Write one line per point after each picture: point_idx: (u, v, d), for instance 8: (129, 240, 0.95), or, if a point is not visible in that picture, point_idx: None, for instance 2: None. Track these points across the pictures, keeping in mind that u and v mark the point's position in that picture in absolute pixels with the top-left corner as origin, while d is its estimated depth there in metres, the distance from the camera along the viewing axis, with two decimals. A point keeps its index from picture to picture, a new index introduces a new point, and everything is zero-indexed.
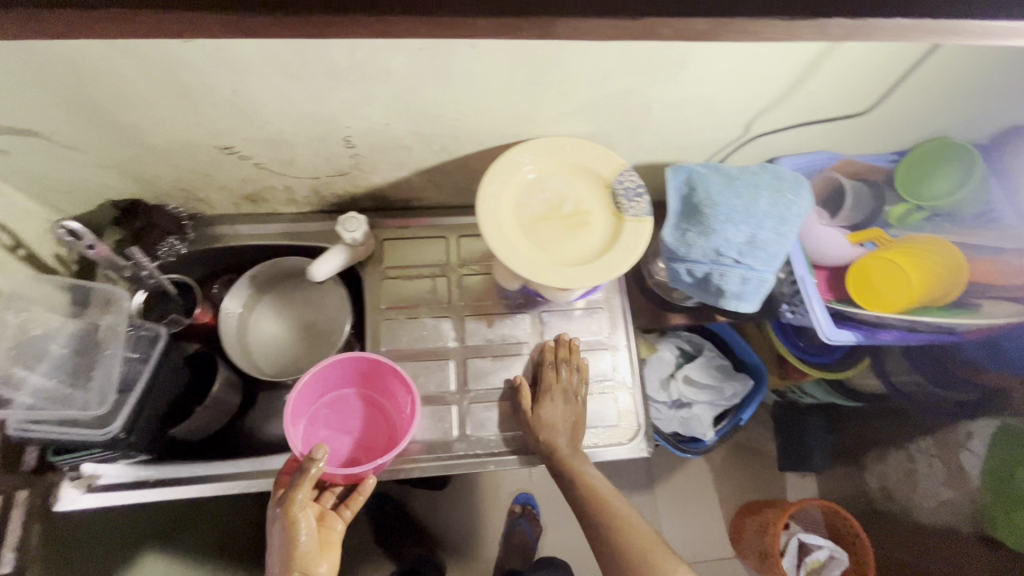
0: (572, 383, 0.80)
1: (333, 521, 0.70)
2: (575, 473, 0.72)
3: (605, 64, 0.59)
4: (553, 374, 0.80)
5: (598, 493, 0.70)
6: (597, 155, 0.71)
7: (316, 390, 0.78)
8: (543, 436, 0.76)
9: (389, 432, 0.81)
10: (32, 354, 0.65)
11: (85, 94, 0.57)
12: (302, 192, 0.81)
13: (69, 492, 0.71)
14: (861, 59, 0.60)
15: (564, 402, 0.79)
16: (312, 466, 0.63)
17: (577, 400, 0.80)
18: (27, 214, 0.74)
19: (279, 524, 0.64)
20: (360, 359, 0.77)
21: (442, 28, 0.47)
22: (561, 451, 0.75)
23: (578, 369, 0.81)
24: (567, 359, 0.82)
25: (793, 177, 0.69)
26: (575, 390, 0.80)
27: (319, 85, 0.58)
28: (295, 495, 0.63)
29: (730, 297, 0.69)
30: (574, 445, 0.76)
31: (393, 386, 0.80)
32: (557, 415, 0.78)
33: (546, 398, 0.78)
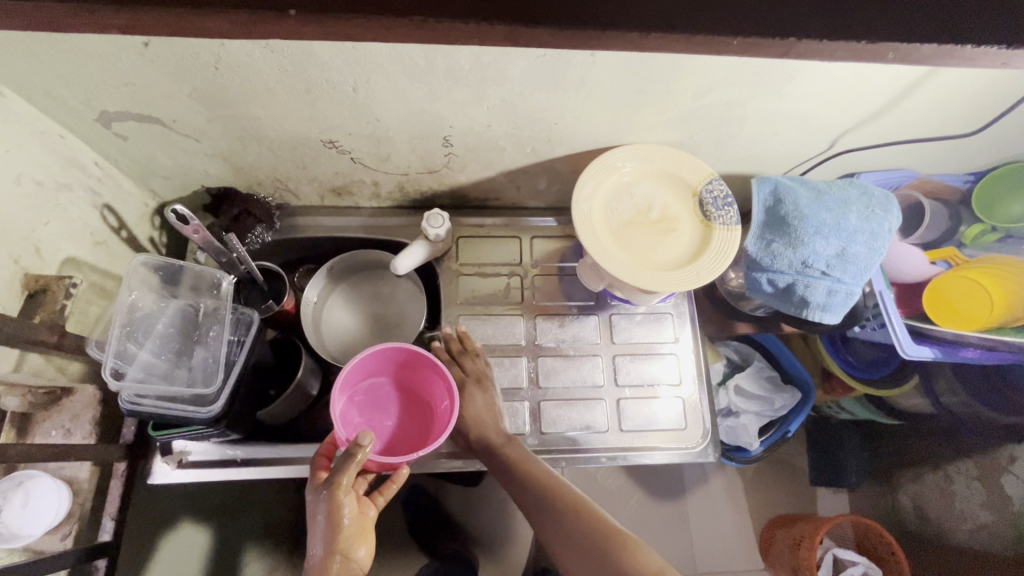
0: (480, 369, 0.81)
1: (366, 506, 0.69)
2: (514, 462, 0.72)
3: (714, 76, 0.61)
4: (458, 368, 0.81)
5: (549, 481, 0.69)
6: (686, 164, 0.73)
7: (356, 377, 0.79)
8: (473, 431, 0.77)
9: (425, 423, 0.82)
10: (141, 331, 0.68)
11: (215, 85, 0.59)
12: (387, 187, 0.84)
13: (161, 467, 0.74)
14: (963, 81, 0.61)
15: (482, 390, 0.79)
16: (360, 451, 0.63)
17: (493, 386, 0.80)
18: (130, 196, 0.76)
19: (324, 508, 0.63)
20: (401, 350, 0.77)
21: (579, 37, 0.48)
22: (493, 442, 0.75)
23: (480, 355, 0.82)
24: (460, 350, 0.82)
25: (881, 194, 0.71)
26: (482, 375, 0.80)
27: (436, 86, 0.61)
28: (342, 479, 0.63)
29: (814, 308, 0.70)
30: (505, 434, 0.76)
31: (431, 377, 0.80)
32: (477, 405, 0.78)
33: (464, 392, 0.79)
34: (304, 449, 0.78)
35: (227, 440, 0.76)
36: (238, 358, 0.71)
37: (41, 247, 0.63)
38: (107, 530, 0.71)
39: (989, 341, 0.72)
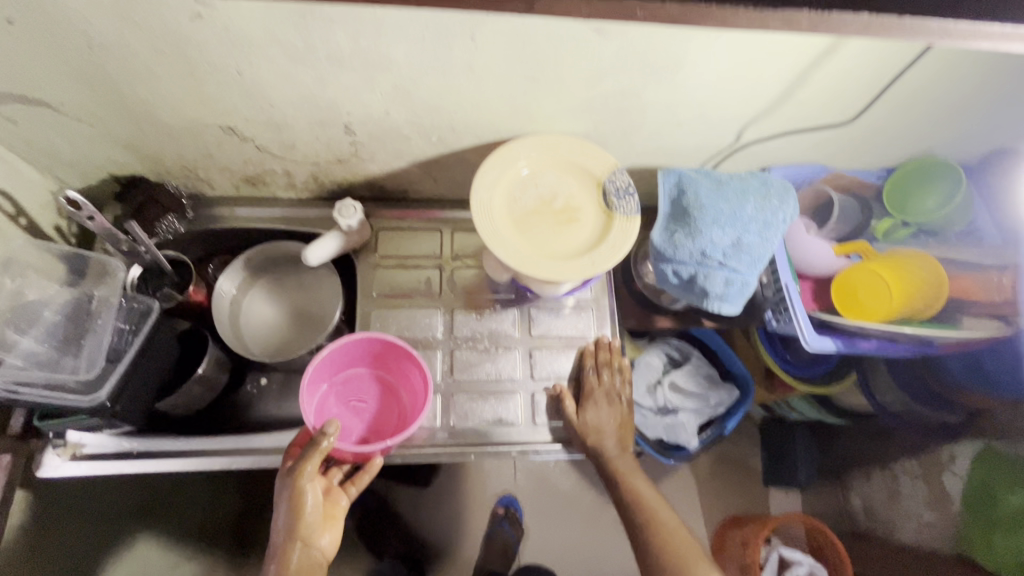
0: (614, 385, 0.83)
1: (337, 497, 0.71)
2: (620, 473, 0.79)
3: (599, 65, 0.61)
4: (595, 378, 0.83)
5: (641, 496, 0.77)
6: (590, 154, 0.72)
7: (332, 367, 0.79)
8: (591, 440, 0.80)
9: (400, 415, 0.82)
10: (26, 318, 0.67)
11: (94, 65, 0.58)
12: (301, 177, 0.83)
13: (52, 459, 0.71)
14: (847, 70, 0.62)
15: (609, 405, 0.82)
16: (324, 440, 0.65)
17: (621, 403, 0.83)
18: (30, 183, 0.75)
19: (286, 495, 0.65)
20: (377, 341, 0.78)
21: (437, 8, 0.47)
22: (609, 453, 0.80)
23: (619, 371, 0.84)
24: (608, 363, 0.84)
25: (779, 185, 0.71)
26: (616, 391, 0.83)
27: (322, 69, 0.60)
28: (304, 468, 0.65)
29: (713, 298, 0.70)
30: (620, 446, 0.81)
31: (408, 369, 0.80)
32: (602, 418, 0.82)
33: (590, 403, 0.83)
34: (205, 441, 0.77)
35: (125, 432, 0.74)
36: (128, 346, 0.69)
37: None
38: None
39: (887, 333, 0.74)
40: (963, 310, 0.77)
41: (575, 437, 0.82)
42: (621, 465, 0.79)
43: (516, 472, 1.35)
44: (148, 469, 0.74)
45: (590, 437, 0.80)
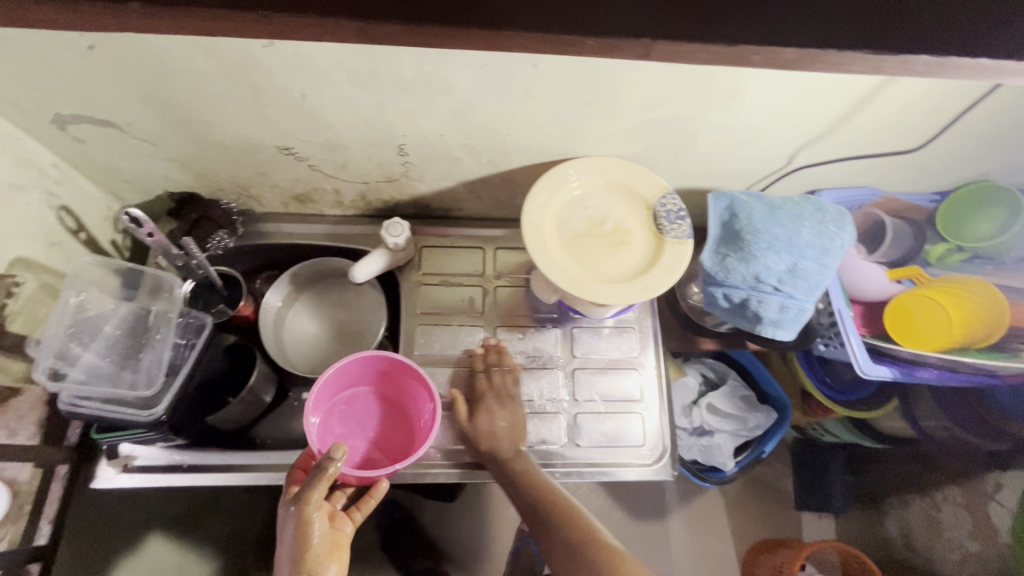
0: (505, 386, 0.81)
1: (342, 523, 0.71)
2: (522, 475, 0.75)
3: (657, 90, 0.61)
4: (485, 380, 0.81)
5: (550, 493, 0.73)
6: (641, 177, 0.72)
7: (334, 388, 0.78)
8: (486, 446, 0.77)
9: (405, 433, 0.81)
10: (87, 332, 0.69)
11: (163, 90, 0.60)
12: (349, 196, 0.84)
13: (105, 471, 0.73)
14: (912, 98, 0.61)
15: (502, 406, 0.79)
16: (331, 466, 0.61)
17: (514, 403, 0.80)
18: (91, 200, 0.77)
19: (293, 523, 0.63)
20: (382, 359, 0.77)
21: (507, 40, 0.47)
22: (506, 456, 0.76)
23: (511, 372, 0.82)
24: (498, 364, 0.82)
25: (834, 210, 0.70)
26: (509, 392, 0.81)
27: (382, 94, 0.61)
28: (311, 495, 0.62)
29: (767, 324, 0.69)
30: (517, 447, 0.77)
31: (412, 386, 0.80)
32: (498, 422, 0.78)
33: (483, 407, 0.79)
34: (253, 457, 0.77)
35: (175, 445, 0.75)
36: (184, 362, 0.70)
37: None
38: (45, 534, 0.70)
39: (949, 362, 0.73)
40: None
41: (472, 443, 0.78)
42: (519, 465, 0.76)
43: None
44: (197, 482, 0.74)
45: (485, 441, 0.77)
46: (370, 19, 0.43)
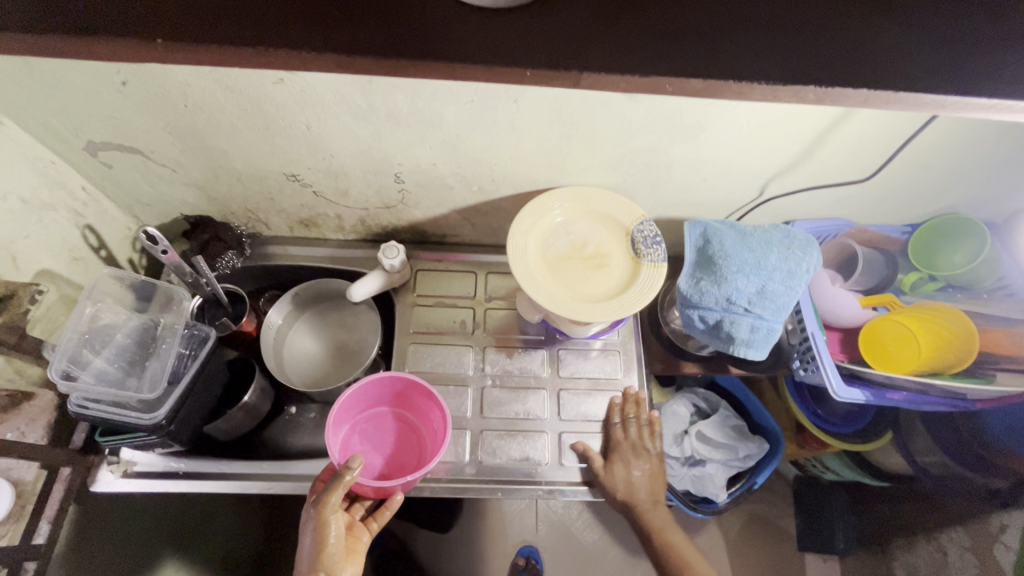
0: (641, 437, 0.85)
1: (359, 532, 0.74)
2: (655, 527, 0.83)
3: (630, 124, 0.67)
4: (621, 431, 0.85)
5: (677, 546, 0.82)
6: (619, 205, 0.77)
7: (356, 407, 0.81)
8: (624, 495, 0.83)
9: (420, 451, 0.83)
10: (99, 340, 0.74)
11: (185, 120, 0.67)
12: (350, 221, 0.90)
13: (105, 475, 0.75)
14: (865, 133, 0.66)
15: (639, 458, 0.85)
16: (348, 475, 0.66)
17: (649, 453, 0.85)
18: (113, 220, 0.84)
19: (311, 525, 0.67)
20: (398, 379, 0.81)
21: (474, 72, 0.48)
22: (642, 506, 0.84)
23: (645, 424, 0.86)
24: (634, 414, 0.86)
25: (803, 237, 0.74)
26: (645, 444, 0.85)
27: (380, 126, 0.68)
28: (328, 499, 0.66)
29: (739, 344, 0.72)
30: (653, 498, 0.84)
31: (427, 406, 0.83)
32: (635, 472, 0.84)
33: (619, 458, 0.84)
34: (247, 466, 0.80)
35: (173, 453, 0.79)
36: (186, 370, 0.75)
37: (17, 258, 0.69)
38: (42, 532, 0.71)
39: (918, 386, 0.74)
40: (997, 364, 0.76)
41: (607, 492, 0.82)
42: (656, 515, 0.84)
43: (537, 521, 1.31)
44: (192, 489, 0.77)
45: (624, 492, 0.82)
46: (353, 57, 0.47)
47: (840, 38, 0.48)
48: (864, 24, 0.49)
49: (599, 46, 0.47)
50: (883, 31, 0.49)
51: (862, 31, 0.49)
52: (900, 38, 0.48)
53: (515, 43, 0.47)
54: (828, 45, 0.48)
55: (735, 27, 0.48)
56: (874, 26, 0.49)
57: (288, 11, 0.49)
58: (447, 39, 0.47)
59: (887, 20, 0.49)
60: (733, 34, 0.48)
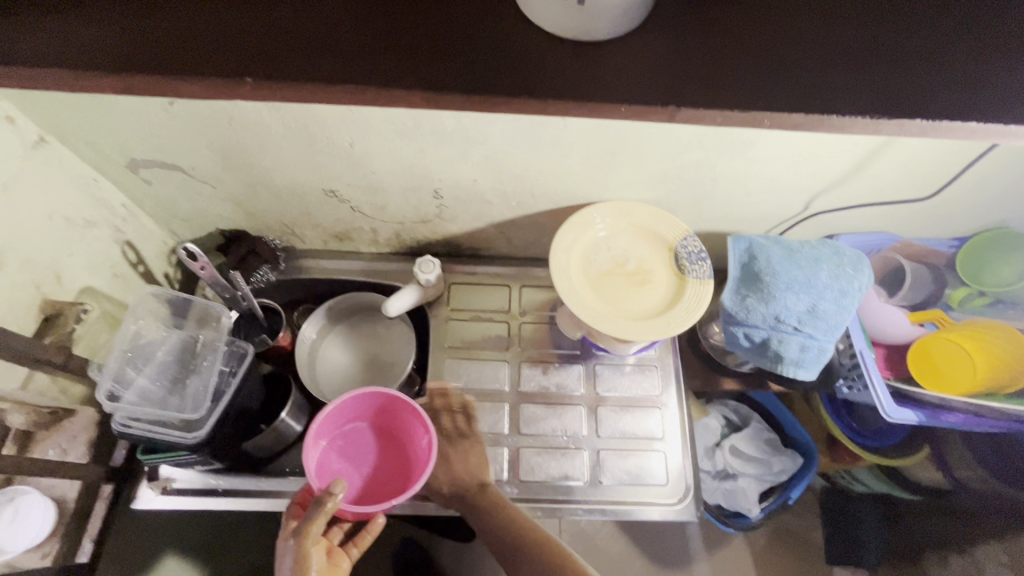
0: (456, 426, 0.84)
1: (339, 559, 0.70)
2: (488, 508, 0.75)
3: (678, 141, 0.66)
4: (434, 426, 0.84)
5: (519, 521, 0.73)
6: (663, 220, 0.76)
7: (334, 425, 0.79)
8: (451, 487, 0.78)
9: (402, 469, 0.81)
10: (143, 357, 0.75)
11: (228, 138, 0.67)
12: (385, 235, 0.90)
13: (146, 492, 0.76)
14: (922, 150, 0.65)
15: (455, 448, 0.82)
16: (329, 500, 0.65)
17: (464, 441, 0.83)
18: (150, 235, 0.84)
19: (291, 557, 0.64)
20: (380, 395, 0.78)
21: (542, 100, 0.48)
22: (469, 495, 0.77)
23: (463, 415, 0.85)
24: (443, 407, 0.85)
25: (852, 254, 0.72)
26: (460, 432, 0.83)
27: (424, 143, 0.67)
28: (309, 529, 0.64)
29: (788, 363, 0.71)
30: (484, 484, 0.78)
31: (409, 422, 0.80)
32: (459, 461, 0.80)
33: (436, 454, 0.81)
34: (285, 483, 0.80)
35: (212, 470, 0.78)
36: (227, 387, 0.74)
37: (61, 277, 0.70)
38: (86, 551, 0.72)
39: (973, 407, 0.72)
40: None
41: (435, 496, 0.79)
42: (484, 498, 0.76)
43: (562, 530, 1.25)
44: (232, 506, 0.77)
45: (449, 487, 0.78)
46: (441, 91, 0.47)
47: (894, 71, 0.49)
48: (924, 55, 0.50)
49: (658, 85, 0.49)
50: (938, 64, 0.50)
51: (913, 67, 0.50)
52: (952, 67, 0.49)
53: (580, 81, 0.49)
54: (883, 78, 0.49)
55: (787, 64, 0.50)
56: (932, 54, 0.50)
57: (349, 41, 0.49)
58: (512, 76, 0.49)
59: (937, 52, 0.51)
60: (788, 72, 0.50)
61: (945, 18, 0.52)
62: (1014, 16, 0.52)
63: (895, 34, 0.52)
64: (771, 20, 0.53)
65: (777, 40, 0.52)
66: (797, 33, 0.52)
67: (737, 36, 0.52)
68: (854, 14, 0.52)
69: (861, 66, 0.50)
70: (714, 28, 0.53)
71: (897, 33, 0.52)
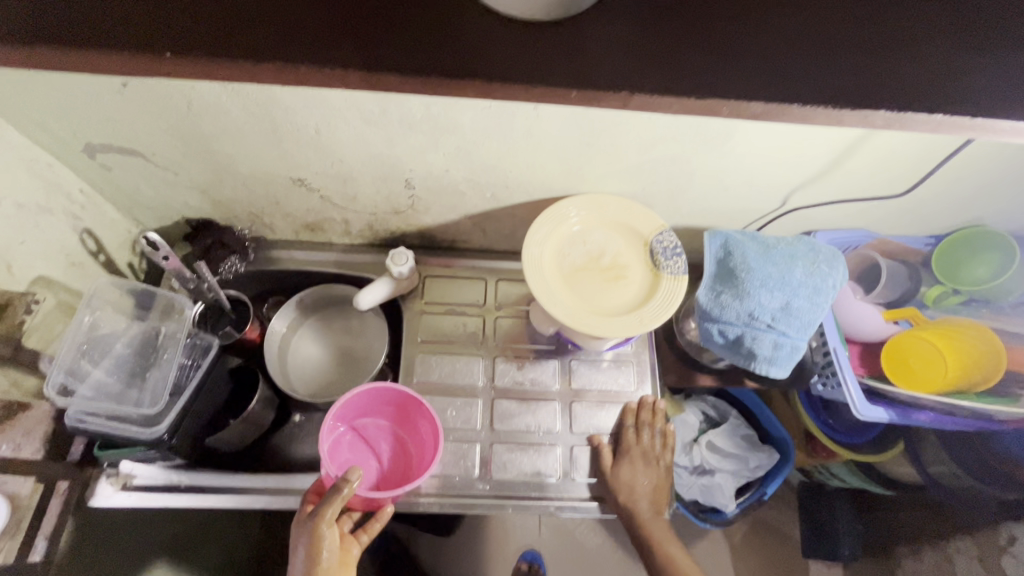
0: (653, 447, 0.83)
1: (350, 545, 0.70)
2: (654, 540, 0.78)
3: (652, 133, 0.64)
4: (634, 436, 0.83)
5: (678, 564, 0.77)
6: (638, 215, 0.75)
7: (345, 417, 0.79)
8: (624, 498, 0.79)
9: (408, 463, 0.81)
10: (99, 350, 0.72)
11: (188, 123, 0.64)
12: (358, 226, 0.88)
13: (104, 489, 0.73)
14: (897, 146, 0.64)
15: (645, 466, 0.82)
16: (345, 487, 0.65)
17: (657, 464, 0.83)
18: (112, 223, 0.81)
19: (305, 539, 0.65)
20: (391, 392, 0.78)
21: (493, 87, 0.46)
22: (641, 517, 0.79)
23: (659, 433, 0.84)
24: (650, 422, 0.84)
25: (828, 251, 0.72)
26: (655, 453, 0.83)
27: (393, 131, 0.65)
28: (325, 512, 0.65)
29: (762, 361, 0.70)
30: (653, 509, 0.80)
31: (420, 421, 0.80)
32: (637, 478, 0.81)
33: (626, 461, 0.82)
34: (251, 479, 0.78)
35: (176, 465, 0.76)
36: (188, 381, 0.72)
37: (12, 266, 0.67)
38: (39, 550, 0.69)
39: (946, 406, 0.72)
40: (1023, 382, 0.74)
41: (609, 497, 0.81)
42: (654, 530, 0.78)
43: (540, 523, 1.24)
44: (195, 503, 0.75)
45: (625, 497, 0.79)
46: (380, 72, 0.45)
47: (863, 65, 0.49)
48: (893, 53, 0.50)
49: (630, 71, 0.48)
50: (905, 59, 0.49)
51: (882, 60, 0.49)
52: (922, 62, 0.49)
53: (547, 68, 0.48)
54: (853, 70, 0.48)
55: (761, 55, 0.49)
56: (898, 53, 0.50)
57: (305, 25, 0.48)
58: (476, 62, 0.48)
59: (906, 45, 0.50)
60: (762, 64, 0.49)
61: (919, 10, 0.51)
62: (984, 14, 0.51)
63: (866, 28, 0.51)
64: (744, 8, 0.52)
65: (751, 28, 0.51)
66: (768, 27, 0.51)
67: (709, 24, 0.51)
68: (829, 4, 0.52)
69: (832, 57, 0.49)
70: (686, 16, 0.52)
71: (871, 24, 0.51)
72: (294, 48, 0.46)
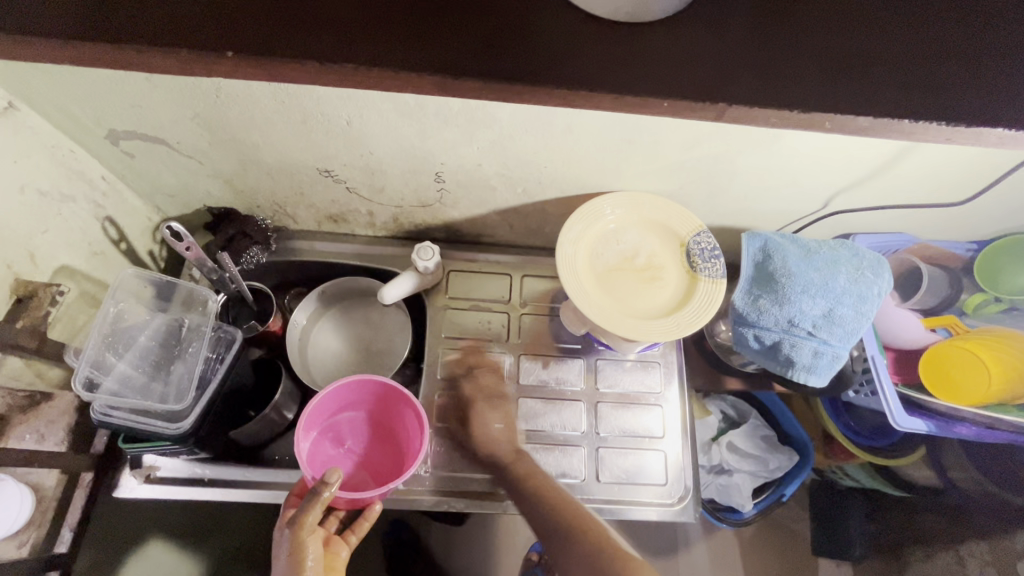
0: (495, 386, 0.82)
1: (338, 547, 0.68)
2: (525, 476, 0.72)
3: (699, 132, 0.61)
4: (470, 383, 0.82)
5: (553, 488, 0.71)
6: (675, 214, 0.73)
7: (326, 413, 0.75)
8: (482, 447, 0.76)
9: (396, 458, 0.78)
10: (123, 342, 0.71)
11: (216, 111, 0.62)
12: (382, 218, 0.86)
13: (129, 480, 0.74)
14: (952, 151, 0.61)
15: (492, 408, 0.80)
16: (325, 491, 0.60)
17: (505, 402, 0.80)
18: (133, 211, 0.79)
19: (286, 547, 0.60)
20: (374, 385, 0.74)
21: (568, 91, 0.45)
22: (504, 458, 0.75)
23: (494, 371, 0.84)
24: (478, 364, 0.84)
25: (872, 256, 0.70)
26: (499, 392, 0.82)
27: (427, 124, 0.62)
28: (305, 519, 0.61)
29: (800, 368, 0.68)
30: (517, 447, 0.76)
31: (403, 413, 0.77)
32: (491, 423, 0.78)
33: (477, 411, 0.80)
34: (273, 474, 0.77)
35: (198, 458, 0.76)
36: (214, 375, 0.71)
37: (35, 255, 0.65)
38: (65, 540, 0.70)
39: (988, 420, 0.71)
40: None
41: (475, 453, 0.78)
42: (521, 466, 0.73)
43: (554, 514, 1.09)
44: (218, 497, 0.74)
45: (483, 445, 0.76)
46: (444, 74, 0.45)
47: (927, 74, 0.47)
48: (957, 61, 0.48)
49: (683, 75, 0.47)
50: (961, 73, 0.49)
51: (950, 69, 0.48)
52: (986, 72, 0.47)
53: (604, 70, 0.46)
54: (911, 78, 0.47)
55: (816, 63, 0.48)
56: (963, 63, 0.48)
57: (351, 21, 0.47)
58: (530, 60, 0.46)
59: (975, 52, 0.48)
60: (819, 72, 0.47)
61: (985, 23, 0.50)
62: None
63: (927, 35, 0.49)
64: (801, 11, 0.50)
65: (811, 32, 0.49)
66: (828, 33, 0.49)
67: (766, 27, 0.49)
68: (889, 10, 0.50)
69: (893, 65, 0.48)
70: (739, 19, 0.50)
71: (940, 34, 0.49)
72: (346, 47, 0.45)
